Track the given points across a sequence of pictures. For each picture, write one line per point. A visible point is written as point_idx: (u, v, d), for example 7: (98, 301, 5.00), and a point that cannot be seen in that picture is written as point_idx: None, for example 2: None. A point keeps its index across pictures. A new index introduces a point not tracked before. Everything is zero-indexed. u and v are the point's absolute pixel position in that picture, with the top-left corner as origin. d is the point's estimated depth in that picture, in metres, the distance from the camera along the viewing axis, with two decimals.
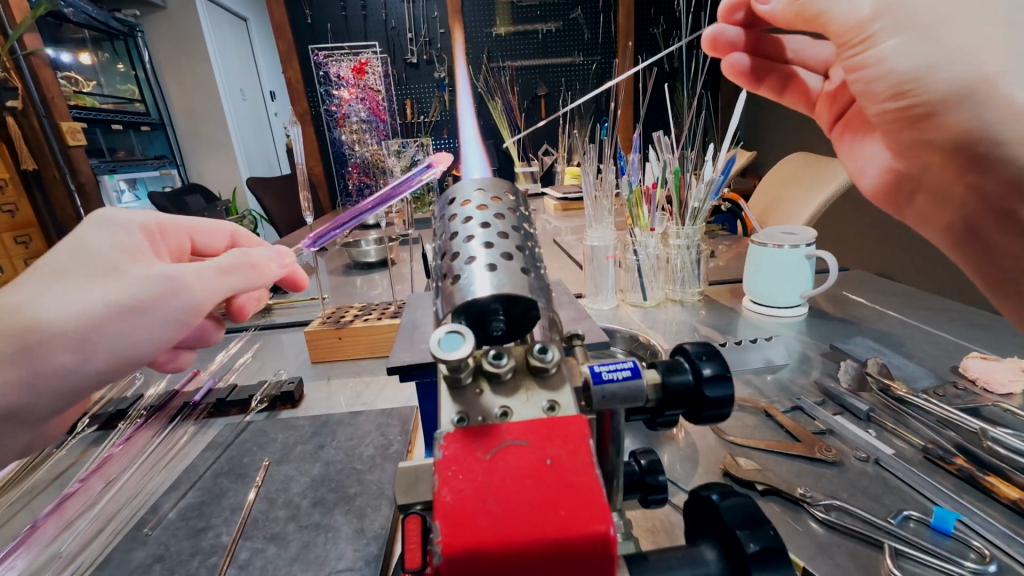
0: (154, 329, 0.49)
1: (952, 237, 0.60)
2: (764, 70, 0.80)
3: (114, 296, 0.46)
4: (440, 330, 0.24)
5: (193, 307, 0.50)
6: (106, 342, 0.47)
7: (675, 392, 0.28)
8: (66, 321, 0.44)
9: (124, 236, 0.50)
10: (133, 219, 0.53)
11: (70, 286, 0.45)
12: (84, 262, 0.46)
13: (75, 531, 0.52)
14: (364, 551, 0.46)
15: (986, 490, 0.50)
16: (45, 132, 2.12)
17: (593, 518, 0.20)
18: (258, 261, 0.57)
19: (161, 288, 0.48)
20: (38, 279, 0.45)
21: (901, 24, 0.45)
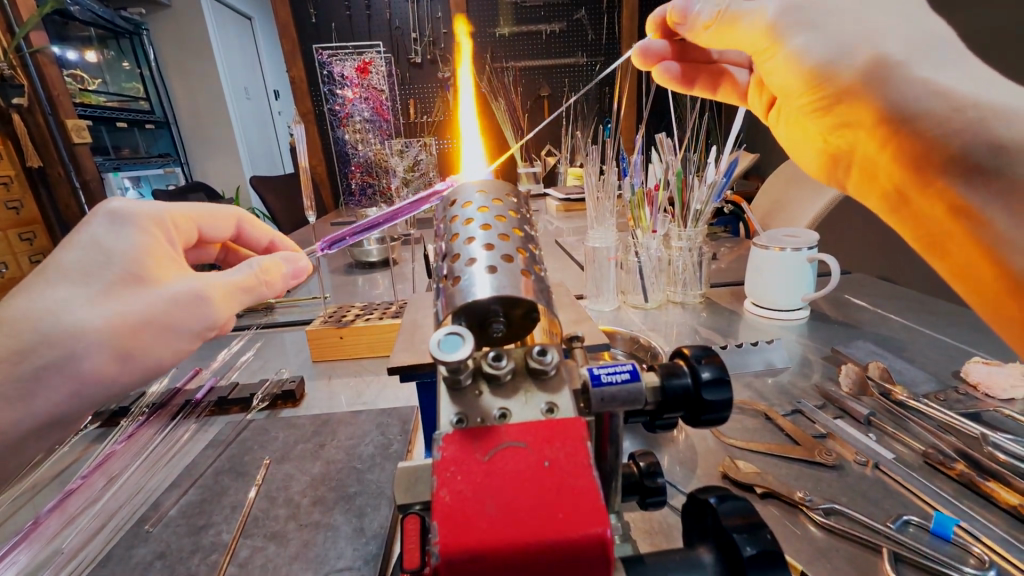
0: (177, 343, 0.50)
1: (887, 207, 0.52)
2: (692, 72, 0.81)
3: (140, 305, 0.46)
4: (439, 332, 0.24)
5: (212, 322, 0.51)
6: (142, 352, 0.48)
7: (675, 395, 0.28)
8: (100, 330, 0.45)
9: (144, 237, 0.49)
10: (153, 213, 0.51)
11: (98, 294, 0.45)
12: (111, 267, 0.46)
13: (77, 527, 0.53)
14: (363, 550, 0.46)
15: (986, 495, 0.50)
16: (50, 129, 2.13)
17: (591, 521, 0.20)
18: (274, 277, 0.57)
19: (188, 300, 0.49)
20: (68, 280, 0.44)
21: (804, 23, 0.48)
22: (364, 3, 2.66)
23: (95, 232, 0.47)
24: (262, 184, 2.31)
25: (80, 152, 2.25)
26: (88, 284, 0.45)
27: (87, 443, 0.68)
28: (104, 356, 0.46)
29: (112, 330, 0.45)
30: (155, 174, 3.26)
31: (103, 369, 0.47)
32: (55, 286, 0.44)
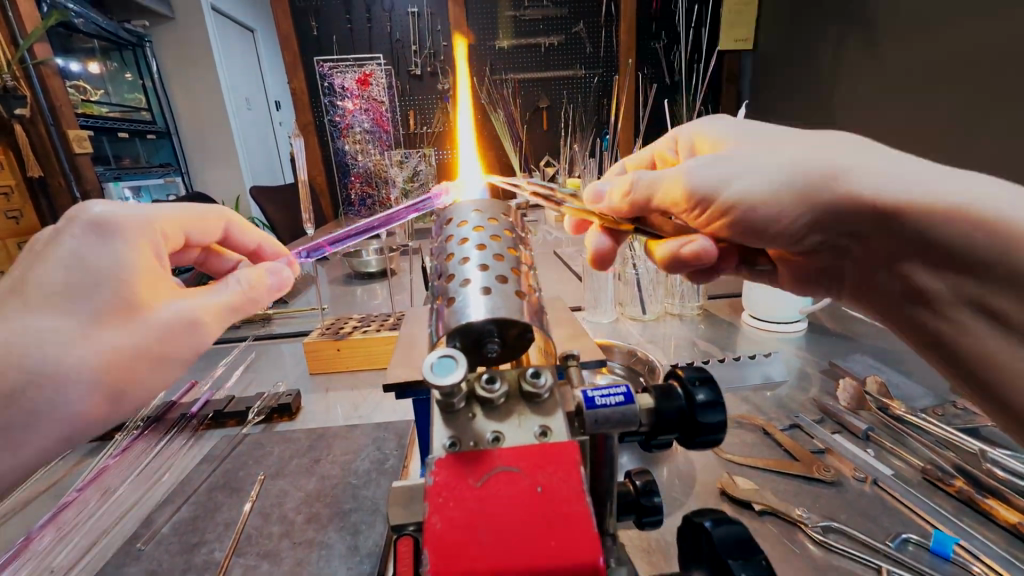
0: (171, 371, 0.49)
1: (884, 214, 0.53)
2: None
3: (133, 336, 0.45)
4: (432, 355, 0.24)
5: (204, 346, 0.51)
6: (136, 382, 0.47)
7: (668, 417, 0.28)
8: (91, 366, 0.43)
9: (135, 253, 0.47)
10: (137, 220, 0.49)
11: (86, 324, 0.43)
12: (99, 295, 0.44)
13: (68, 544, 0.52)
14: (357, 569, 0.45)
15: (985, 512, 0.49)
16: (52, 139, 2.15)
17: (584, 549, 0.20)
18: (259, 291, 0.58)
19: (181, 328, 0.48)
20: (48, 307, 0.42)
21: None
22: (365, 15, 2.68)
23: (77, 248, 0.44)
24: (261, 193, 2.31)
25: (81, 162, 2.26)
26: (73, 312, 0.43)
27: (81, 457, 0.67)
28: (93, 394, 0.45)
29: (103, 364, 0.44)
30: (155, 184, 3.27)
31: (90, 411, 0.45)
32: (35, 315, 0.42)
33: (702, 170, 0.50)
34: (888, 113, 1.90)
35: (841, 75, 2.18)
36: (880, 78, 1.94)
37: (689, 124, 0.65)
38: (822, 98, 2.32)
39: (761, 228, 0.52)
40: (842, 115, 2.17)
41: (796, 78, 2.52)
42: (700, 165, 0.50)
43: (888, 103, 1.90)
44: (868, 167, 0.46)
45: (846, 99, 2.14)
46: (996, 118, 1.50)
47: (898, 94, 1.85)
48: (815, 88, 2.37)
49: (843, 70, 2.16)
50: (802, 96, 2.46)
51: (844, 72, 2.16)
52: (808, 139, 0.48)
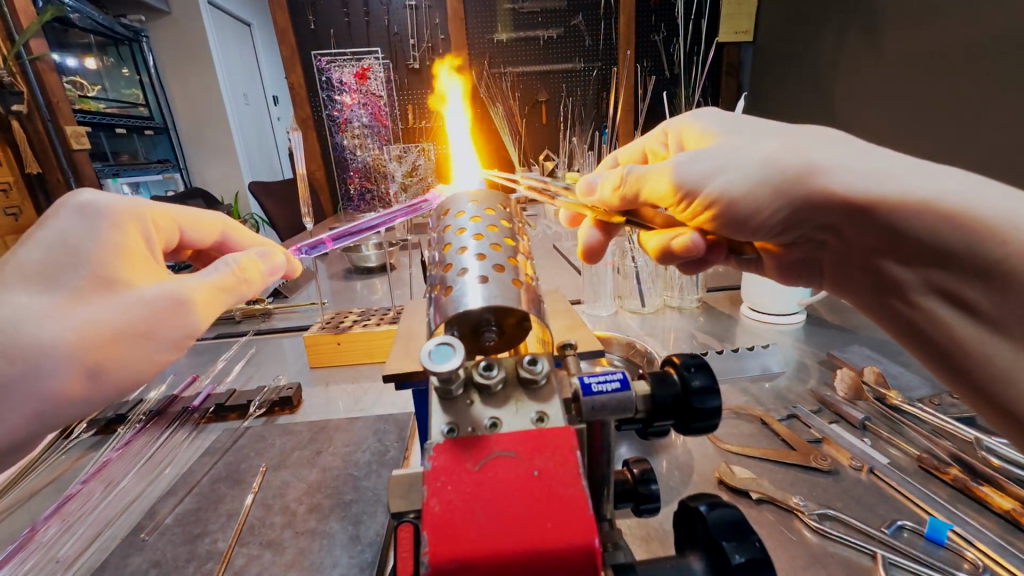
0: (156, 355, 0.49)
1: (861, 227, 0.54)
2: None
3: (115, 311, 0.46)
4: (430, 343, 0.24)
5: (192, 330, 0.52)
6: (118, 364, 0.47)
7: (664, 404, 0.28)
8: (72, 343, 0.43)
9: (117, 235, 0.49)
10: (125, 208, 0.52)
11: (64, 300, 0.44)
12: (78, 271, 0.45)
13: (74, 535, 0.53)
14: (359, 558, 0.46)
15: (980, 499, 0.50)
16: (50, 135, 2.14)
17: (580, 531, 0.20)
18: (252, 274, 0.59)
19: (166, 308, 0.49)
20: (26, 283, 0.43)
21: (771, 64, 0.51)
22: (362, 9, 2.65)
23: (63, 229, 0.46)
24: (260, 188, 2.31)
25: (79, 159, 2.26)
26: (51, 289, 0.44)
27: (84, 451, 0.68)
28: (73, 372, 0.44)
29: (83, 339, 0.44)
30: (154, 180, 3.27)
31: (67, 389, 0.44)
32: (12, 292, 0.42)
33: (690, 163, 0.49)
34: (888, 104, 1.90)
35: (840, 66, 2.17)
36: (879, 69, 1.94)
37: (675, 120, 0.65)
38: (821, 90, 2.32)
39: (744, 223, 0.52)
40: (841, 106, 2.17)
41: (796, 70, 2.51)
42: (687, 158, 0.50)
43: (887, 94, 1.90)
44: (842, 162, 0.46)
45: (846, 90, 2.14)
46: (995, 110, 1.50)
47: (898, 86, 1.85)
48: (815, 80, 2.35)
49: (843, 62, 2.15)
50: (802, 88, 2.46)
51: (843, 64, 2.15)
52: (790, 134, 0.49)
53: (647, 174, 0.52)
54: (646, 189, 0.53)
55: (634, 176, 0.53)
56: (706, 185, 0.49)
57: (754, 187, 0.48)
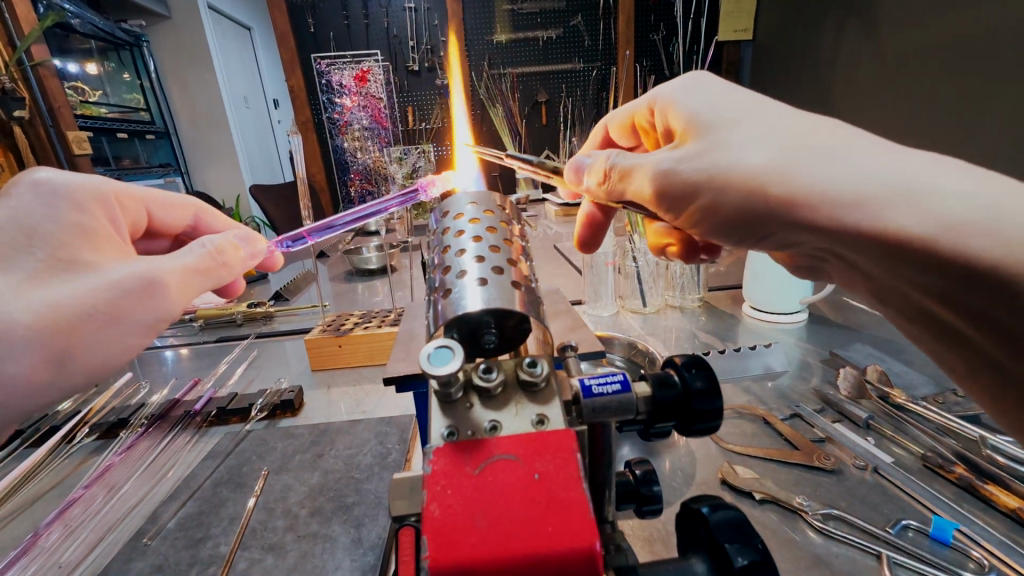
0: (129, 337, 0.51)
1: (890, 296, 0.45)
2: None
3: (78, 292, 0.47)
4: (429, 346, 0.24)
5: (165, 314, 0.53)
6: (82, 350, 0.48)
7: (666, 405, 0.28)
8: (31, 324, 0.44)
9: (77, 213, 0.50)
10: (83, 186, 0.53)
11: (18, 285, 0.44)
12: (35, 252, 0.46)
13: (77, 540, 0.53)
14: (361, 561, 0.46)
15: (986, 498, 0.50)
16: (51, 141, 2.14)
17: (580, 535, 0.20)
18: (231, 258, 0.60)
19: (137, 290, 0.50)
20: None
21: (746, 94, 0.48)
22: (362, 11, 2.65)
23: (17, 207, 0.47)
24: (261, 192, 2.31)
25: (79, 163, 2.26)
26: (9, 270, 0.45)
27: (86, 456, 0.68)
28: (36, 356, 0.45)
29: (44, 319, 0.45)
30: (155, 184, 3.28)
31: (33, 375, 0.46)
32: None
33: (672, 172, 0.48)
34: (887, 102, 1.90)
35: (840, 64, 2.17)
36: (877, 66, 1.94)
37: (663, 85, 0.55)
38: (820, 89, 2.32)
39: (727, 232, 0.50)
40: (841, 103, 2.17)
41: (796, 68, 2.50)
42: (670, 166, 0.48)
43: (887, 92, 1.91)
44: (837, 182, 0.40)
45: (846, 88, 2.14)
46: (995, 108, 1.49)
47: (897, 83, 1.85)
48: (816, 77, 2.35)
49: (843, 59, 2.15)
50: (802, 86, 2.45)
51: (843, 62, 2.15)
52: (779, 138, 0.43)
53: (633, 174, 0.51)
54: (632, 188, 0.53)
55: (622, 172, 0.53)
56: (688, 197, 0.48)
57: (731, 206, 0.46)
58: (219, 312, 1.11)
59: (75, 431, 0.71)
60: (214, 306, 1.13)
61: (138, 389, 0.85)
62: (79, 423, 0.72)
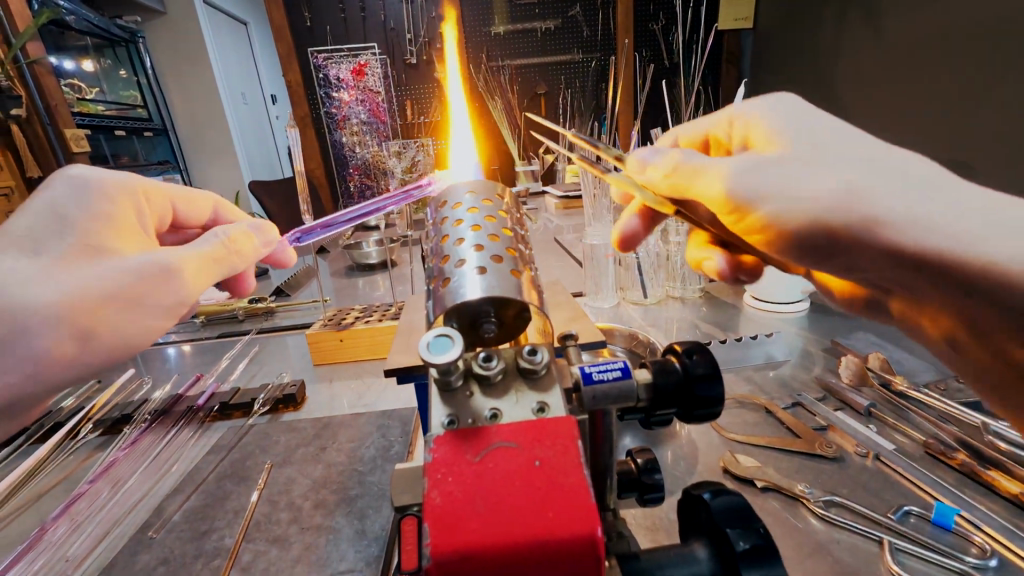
0: (149, 320, 0.51)
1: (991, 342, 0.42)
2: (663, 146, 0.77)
3: (102, 275, 0.47)
4: (428, 335, 0.24)
5: (182, 298, 0.53)
6: (107, 331, 0.48)
7: (666, 392, 0.28)
8: (56, 304, 0.44)
9: (105, 205, 0.51)
10: (114, 180, 0.54)
11: (47, 268, 0.45)
12: (64, 238, 0.47)
13: (83, 534, 0.53)
14: (365, 552, 0.46)
15: (988, 484, 0.50)
16: (49, 139, 2.13)
17: (581, 520, 0.20)
18: (244, 247, 0.61)
19: (155, 274, 0.50)
20: (13, 249, 0.44)
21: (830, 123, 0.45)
22: (358, 5, 2.64)
23: (51, 197, 0.48)
24: (260, 187, 2.31)
25: (78, 161, 2.26)
26: (38, 255, 0.45)
27: (90, 451, 0.68)
28: (61, 335, 0.45)
29: (71, 299, 0.45)
30: None
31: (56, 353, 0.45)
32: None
33: (750, 173, 0.43)
34: (891, 91, 1.90)
35: (842, 51, 2.17)
36: (883, 52, 1.94)
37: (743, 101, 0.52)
38: (823, 78, 2.31)
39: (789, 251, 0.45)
40: (844, 92, 2.17)
41: (796, 56, 2.50)
42: (745, 168, 0.43)
43: (892, 81, 1.90)
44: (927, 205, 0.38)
45: (850, 76, 2.13)
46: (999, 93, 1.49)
47: (903, 70, 1.84)
48: (818, 66, 2.34)
49: (845, 46, 2.14)
50: (804, 74, 2.44)
51: (846, 50, 2.14)
52: (866, 160, 0.41)
53: (700, 173, 0.45)
54: (694, 189, 0.46)
55: (686, 170, 0.47)
56: (758, 204, 0.43)
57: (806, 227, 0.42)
58: (219, 308, 1.12)
59: (79, 426, 0.71)
60: (215, 302, 1.13)
61: (141, 385, 0.86)
62: (83, 419, 0.73)
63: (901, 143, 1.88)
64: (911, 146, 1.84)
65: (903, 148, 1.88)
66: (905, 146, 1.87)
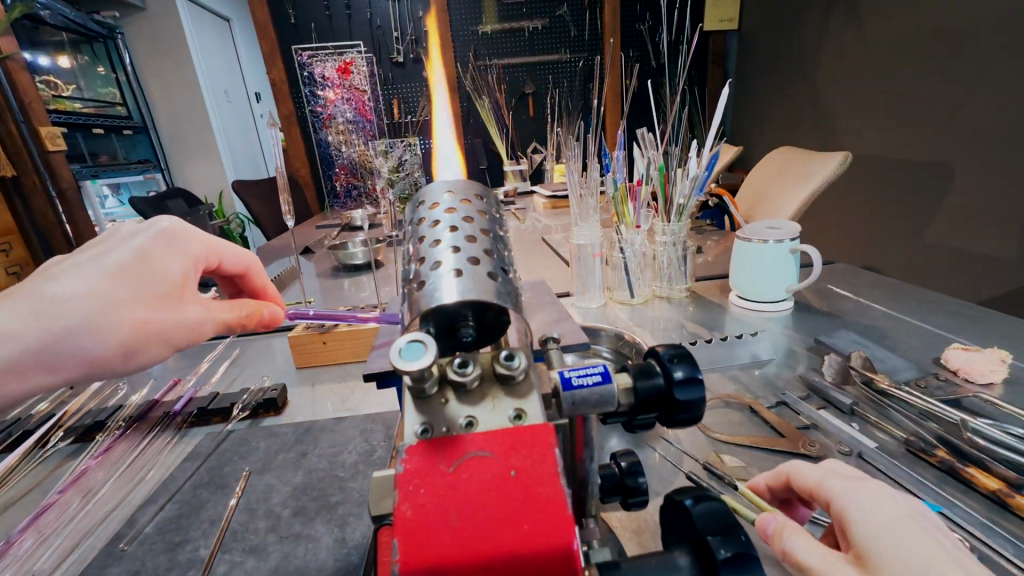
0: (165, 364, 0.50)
1: None
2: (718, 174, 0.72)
3: (136, 314, 0.46)
4: (401, 340, 0.23)
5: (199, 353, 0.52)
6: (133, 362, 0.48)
7: (647, 397, 0.27)
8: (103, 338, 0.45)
9: (181, 264, 0.50)
10: (195, 241, 0.53)
11: (107, 305, 0.45)
12: (137, 285, 0.47)
13: (51, 547, 0.51)
14: (345, 560, 0.45)
15: (966, 480, 0.50)
16: (23, 137, 2.07)
17: (558, 532, 0.19)
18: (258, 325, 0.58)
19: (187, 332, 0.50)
20: (93, 276, 0.46)
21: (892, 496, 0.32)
22: (344, 2, 2.62)
23: (139, 247, 0.48)
24: (243, 186, 2.28)
25: (55, 160, 2.20)
26: (112, 292, 0.46)
27: (61, 460, 0.66)
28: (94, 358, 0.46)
29: (96, 326, 0.45)
30: (134, 181, 3.21)
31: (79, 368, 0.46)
32: (79, 279, 0.45)
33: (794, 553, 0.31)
34: (874, 92, 1.94)
35: (825, 53, 2.20)
36: (865, 55, 1.98)
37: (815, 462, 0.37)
38: (807, 79, 2.34)
39: None
40: (827, 93, 2.21)
41: (781, 57, 2.53)
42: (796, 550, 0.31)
43: (875, 83, 1.94)
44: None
45: (832, 78, 2.17)
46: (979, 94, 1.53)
47: (887, 72, 1.87)
48: (801, 67, 2.37)
49: (828, 48, 2.18)
50: (788, 76, 2.47)
51: (829, 53, 2.17)
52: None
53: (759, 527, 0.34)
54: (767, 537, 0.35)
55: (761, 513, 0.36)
56: None
57: None
58: None
59: (50, 435, 0.68)
60: None
61: (117, 390, 0.83)
62: (54, 427, 0.70)
63: (882, 143, 1.92)
64: (891, 146, 1.88)
65: (884, 148, 1.92)
66: (885, 147, 1.91)
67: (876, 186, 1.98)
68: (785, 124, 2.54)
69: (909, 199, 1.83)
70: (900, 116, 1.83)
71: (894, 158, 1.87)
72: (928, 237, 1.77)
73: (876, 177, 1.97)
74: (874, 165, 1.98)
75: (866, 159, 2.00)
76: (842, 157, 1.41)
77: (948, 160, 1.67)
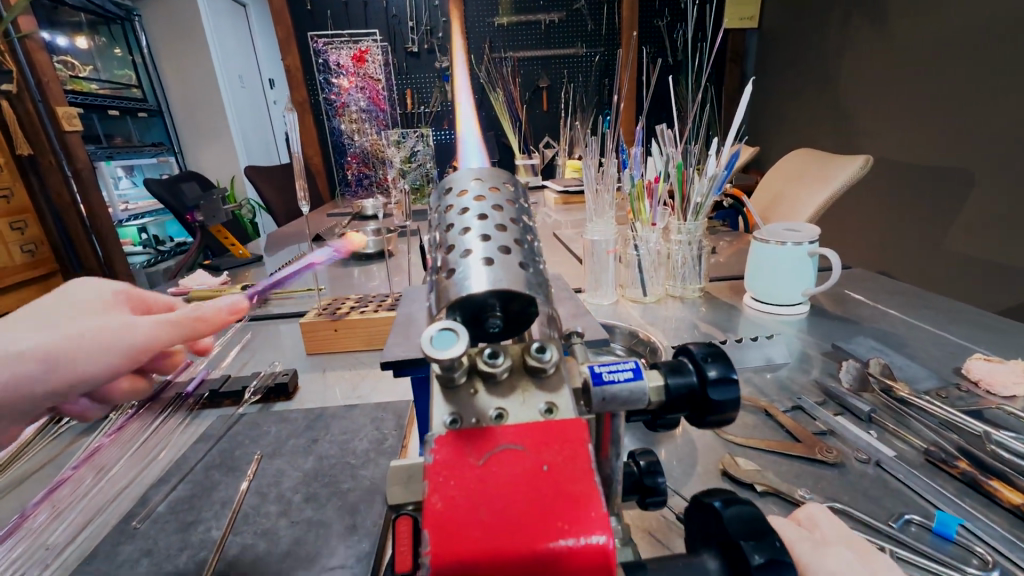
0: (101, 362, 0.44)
1: None
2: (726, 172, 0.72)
3: (46, 318, 0.44)
4: (432, 328, 0.22)
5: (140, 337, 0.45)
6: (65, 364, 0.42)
7: (678, 396, 0.26)
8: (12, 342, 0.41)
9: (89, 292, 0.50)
10: (104, 283, 0.54)
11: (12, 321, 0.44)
12: (42, 309, 0.46)
13: (65, 522, 0.51)
14: (356, 548, 0.45)
15: (988, 494, 0.49)
16: (40, 117, 2.10)
17: (592, 530, 0.19)
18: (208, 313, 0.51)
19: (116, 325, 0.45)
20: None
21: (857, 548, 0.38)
22: None
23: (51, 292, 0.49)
24: (256, 171, 2.29)
25: (71, 140, 2.22)
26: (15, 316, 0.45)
27: (75, 436, 0.67)
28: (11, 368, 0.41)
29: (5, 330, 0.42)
30: (148, 163, 3.24)
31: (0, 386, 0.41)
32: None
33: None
34: (895, 96, 1.91)
35: (846, 54, 2.16)
36: (887, 57, 1.94)
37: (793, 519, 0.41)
38: (827, 80, 2.30)
39: None
40: (847, 96, 2.17)
41: (802, 57, 2.48)
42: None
43: (896, 86, 1.91)
44: None
45: (852, 80, 2.14)
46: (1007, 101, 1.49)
47: (911, 75, 1.83)
48: (822, 68, 2.33)
49: (850, 49, 2.14)
50: (808, 77, 2.43)
51: (851, 54, 2.14)
52: None
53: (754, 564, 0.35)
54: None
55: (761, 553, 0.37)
56: None
57: None
58: (212, 293, 1.10)
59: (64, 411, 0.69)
60: (208, 288, 1.12)
61: None
62: None
63: (901, 147, 1.89)
64: (911, 151, 1.85)
65: (903, 153, 1.88)
66: (905, 151, 1.87)
67: (894, 191, 1.95)
68: (803, 126, 2.50)
69: (929, 206, 1.80)
70: (922, 120, 1.79)
71: (914, 163, 1.84)
72: (947, 245, 1.74)
73: (894, 182, 1.94)
74: (892, 170, 1.94)
75: (885, 163, 1.97)
76: (863, 161, 1.38)
77: (970, 167, 1.63)
